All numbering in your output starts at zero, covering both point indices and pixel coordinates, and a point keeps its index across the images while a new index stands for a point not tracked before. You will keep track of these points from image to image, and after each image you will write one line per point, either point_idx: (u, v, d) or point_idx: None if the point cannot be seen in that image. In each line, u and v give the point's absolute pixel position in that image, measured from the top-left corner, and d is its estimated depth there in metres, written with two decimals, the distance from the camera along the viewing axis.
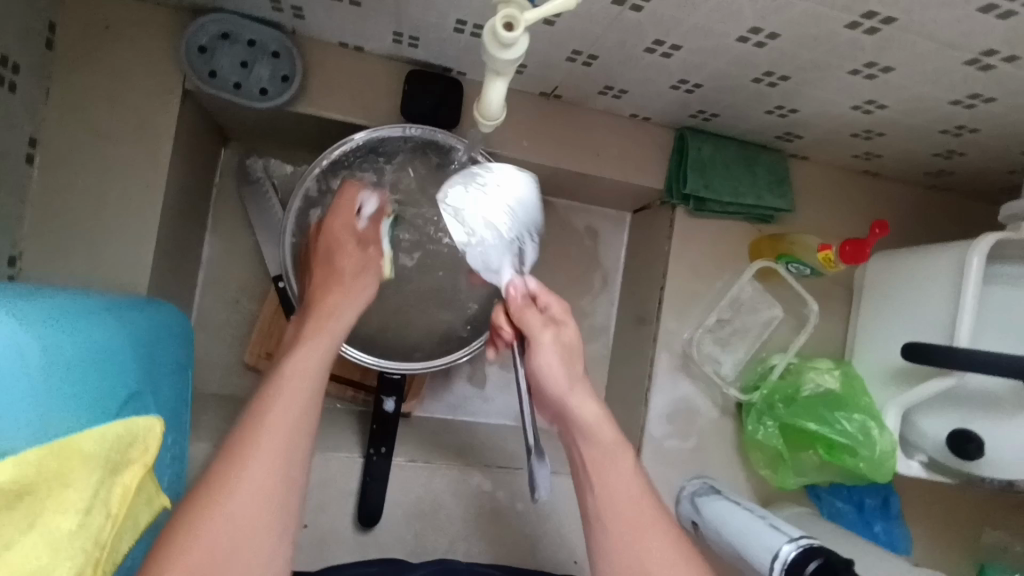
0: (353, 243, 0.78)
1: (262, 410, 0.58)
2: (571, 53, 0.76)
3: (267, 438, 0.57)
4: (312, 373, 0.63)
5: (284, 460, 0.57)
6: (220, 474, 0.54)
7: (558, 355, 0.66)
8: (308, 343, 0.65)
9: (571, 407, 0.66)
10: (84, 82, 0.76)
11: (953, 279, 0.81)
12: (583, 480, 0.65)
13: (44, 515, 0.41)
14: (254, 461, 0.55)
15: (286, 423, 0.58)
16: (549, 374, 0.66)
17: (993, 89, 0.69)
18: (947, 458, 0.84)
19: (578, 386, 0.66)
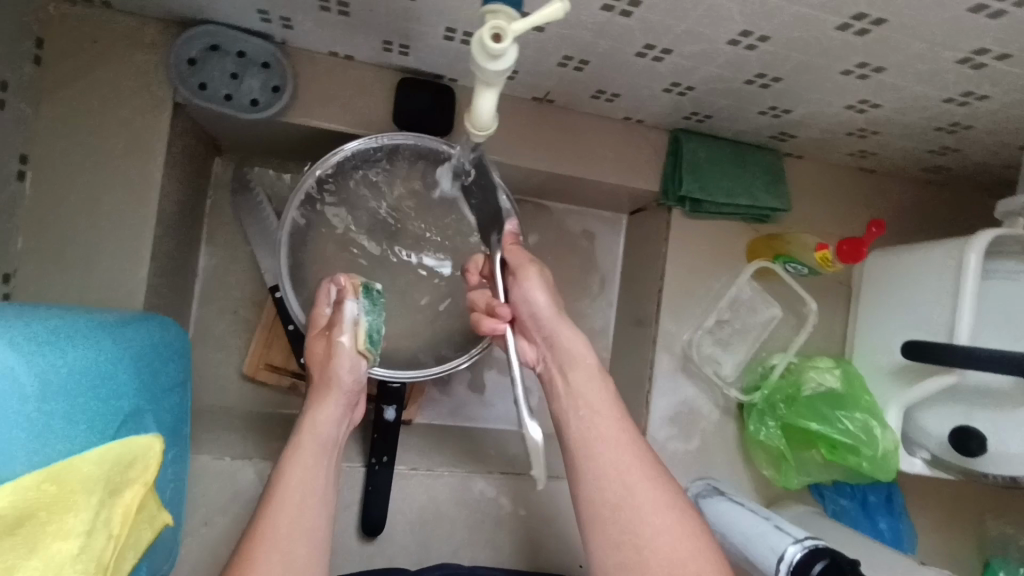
0: (323, 335, 0.76)
1: (269, 505, 0.64)
2: (562, 59, 0.76)
3: (275, 533, 0.62)
4: (307, 469, 0.67)
5: (293, 548, 0.62)
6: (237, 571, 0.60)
7: (543, 286, 0.73)
8: (294, 461, 0.67)
9: (558, 336, 0.73)
10: (75, 99, 0.75)
11: (952, 276, 0.81)
12: (565, 405, 0.71)
13: (45, 540, 0.41)
14: (264, 556, 0.60)
15: (291, 515, 0.63)
16: (537, 308, 0.73)
17: (986, 86, 0.69)
18: (948, 454, 0.84)
19: (561, 321, 0.73)
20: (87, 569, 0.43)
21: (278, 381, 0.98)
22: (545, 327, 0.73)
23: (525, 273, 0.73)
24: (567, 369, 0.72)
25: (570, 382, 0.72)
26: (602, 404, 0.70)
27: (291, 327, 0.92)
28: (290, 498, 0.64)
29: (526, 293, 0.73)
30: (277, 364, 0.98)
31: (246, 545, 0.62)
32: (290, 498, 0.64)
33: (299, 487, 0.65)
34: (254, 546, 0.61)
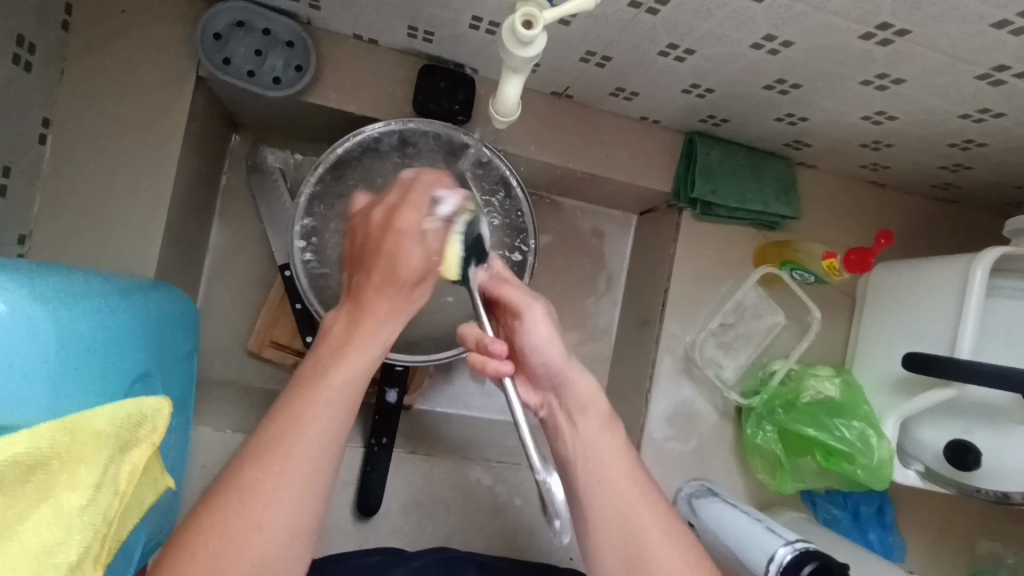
0: (415, 241, 0.63)
1: (303, 404, 0.56)
2: (584, 54, 0.76)
3: (307, 439, 0.55)
4: (353, 379, 0.59)
5: (322, 461, 0.55)
6: (258, 468, 0.53)
7: (552, 324, 0.65)
8: (307, 412, 0.56)
9: (569, 380, 0.65)
10: (100, 66, 0.76)
11: (957, 291, 0.82)
12: (568, 456, 0.64)
13: (55, 489, 0.42)
14: (292, 461, 0.53)
15: (326, 424, 0.56)
16: (542, 347, 0.65)
17: (1002, 104, 0.70)
18: (943, 467, 0.85)
19: (572, 360, 0.65)
20: (92, 523, 0.43)
21: (282, 360, 0.99)
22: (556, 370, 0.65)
23: (532, 311, 0.64)
24: (576, 417, 0.65)
25: (580, 429, 0.64)
26: (612, 453, 0.63)
27: (299, 305, 0.93)
28: (328, 406, 0.56)
29: (529, 335, 0.65)
30: (283, 342, 0.98)
31: (230, 484, 0.52)
32: (328, 406, 0.56)
33: (340, 393, 0.57)
34: (280, 446, 0.54)
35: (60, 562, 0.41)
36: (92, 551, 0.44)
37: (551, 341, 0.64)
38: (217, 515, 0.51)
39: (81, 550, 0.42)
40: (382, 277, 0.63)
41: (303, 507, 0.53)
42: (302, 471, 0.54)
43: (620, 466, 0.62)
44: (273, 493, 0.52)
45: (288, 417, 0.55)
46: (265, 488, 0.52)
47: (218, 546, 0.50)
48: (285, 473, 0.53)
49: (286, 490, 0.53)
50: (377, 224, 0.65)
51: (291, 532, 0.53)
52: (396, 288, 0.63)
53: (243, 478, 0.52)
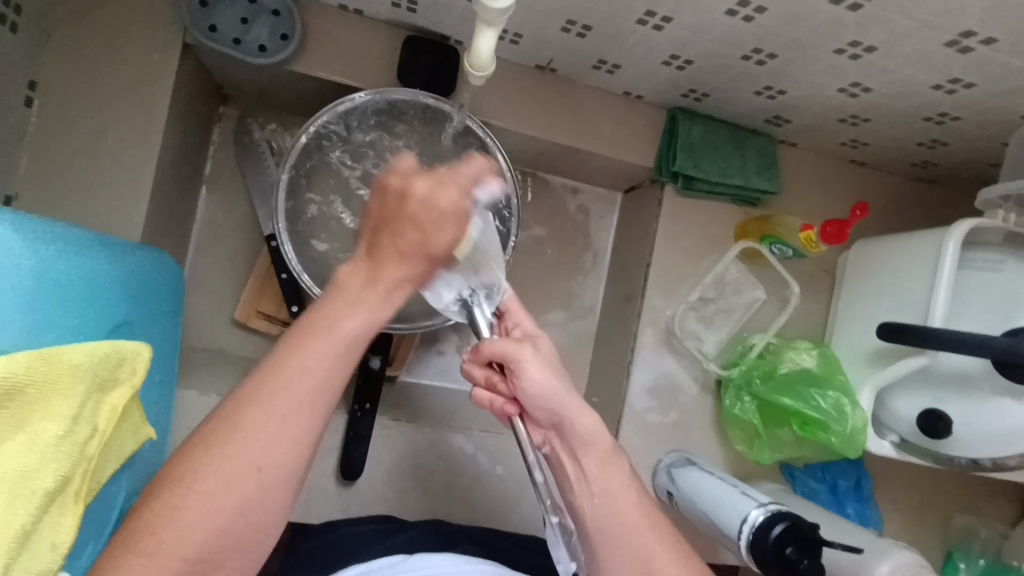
0: (450, 226, 0.60)
1: (297, 350, 0.56)
2: (565, 23, 0.77)
3: (296, 388, 0.55)
4: (356, 329, 0.58)
5: (309, 410, 0.56)
6: (244, 411, 0.54)
7: (543, 365, 0.61)
8: (298, 360, 0.56)
9: (568, 420, 0.62)
10: (85, 30, 0.77)
11: (931, 262, 0.83)
12: (576, 493, 0.63)
13: (32, 419, 0.43)
14: (278, 408, 0.54)
15: (318, 375, 0.56)
16: (542, 390, 0.60)
17: (972, 73, 0.71)
18: (917, 436, 0.86)
19: (576, 397, 0.62)
20: (69, 454, 0.44)
21: (268, 329, 0.99)
22: (555, 414, 0.61)
23: (518, 358, 0.60)
24: (579, 455, 0.62)
25: (584, 465, 0.62)
26: (620, 484, 0.62)
27: (284, 276, 0.94)
28: (320, 354, 0.56)
29: (523, 381, 0.60)
30: (268, 312, 0.99)
31: (219, 424, 0.54)
32: (322, 356, 0.56)
33: (333, 344, 0.57)
34: (271, 389, 0.55)
35: (37, 487, 0.42)
36: (71, 483, 0.45)
37: (547, 382, 0.61)
38: (204, 451, 0.53)
39: (58, 479, 0.43)
40: (409, 249, 0.59)
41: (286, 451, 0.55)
42: (290, 419, 0.55)
43: (603, 477, 0.62)
44: (252, 436, 0.53)
45: (280, 364, 0.56)
46: (251, 431, 0.53)
47: (197, 481, 0.52)
48: (273, 418, 0.54)
49: (272, 433, 0.54)
50: (400, 190, 0.58)
51: (272, 470, 0.54)
52: (419, 259, 0.60)
53: (231, 416, 0.54)
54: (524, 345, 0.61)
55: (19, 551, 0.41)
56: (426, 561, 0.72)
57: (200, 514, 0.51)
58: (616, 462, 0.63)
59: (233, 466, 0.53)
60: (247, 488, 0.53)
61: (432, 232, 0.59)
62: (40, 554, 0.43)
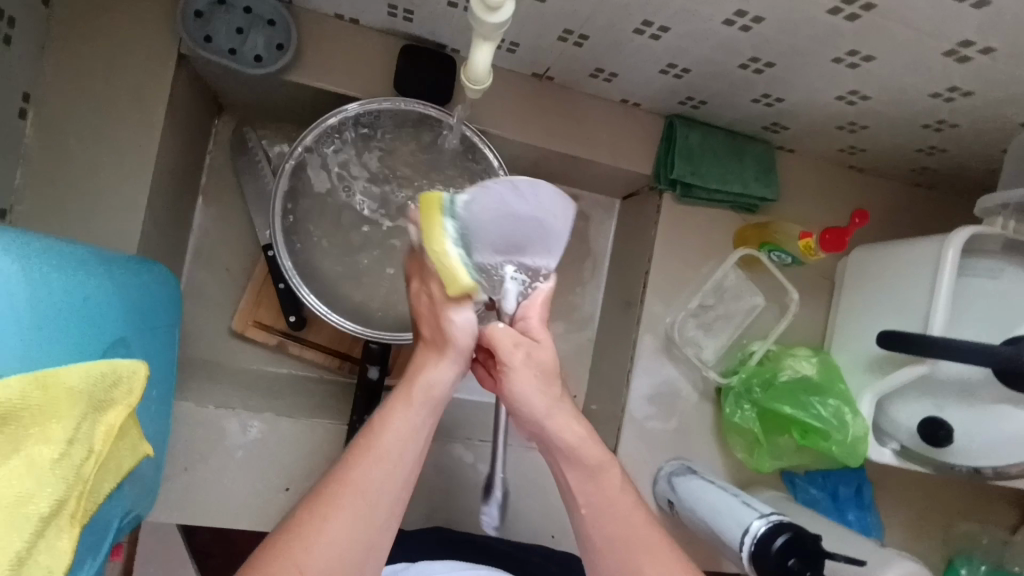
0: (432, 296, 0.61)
1: (355, 465, 0.55)
2: (563, 32, 0.77)
3: (353, 501, 0.54)
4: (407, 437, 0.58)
5: (377, 507, 0.54)
6: (318, 508, 0.53)
7: (530, 373, 0.60)
8: (359, 470, 0.55)
9: (550, 435, 0.61)
10: (80, 42, 0.76)
11: (931, 270, 0.83)
12: (570, 500, 0.62)
13: (26, 442, 0.42)
14: (349, 506, 0.53)
15: (374, 483, 0.55)
16: (525, 399, 0.60)
17: (971, 81, 0.71)
18: (918, 444, 0.86)
19: (559, 410, 0.61)
20: (64, 477, 0.44)
21: (267, 340, 0.98)
22: (534, 423, 0.61)
23: (507, 359, 0.59)
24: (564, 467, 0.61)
25: (569, 479, 0.61)
26: (620, 496, 0.61)
27: (282, 286, 0.94)
28: (394, 442, 0.57)
29: (510, 382, 0.60)
30: (267, 322, 0.98)
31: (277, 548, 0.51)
32: (380, 467, 0.55)
33: (390, 454, 0.56)
34: (343, 483, 0.54)
35: (31, 513, 0.41)
36: (66, 507, 0.45)
37: (533, 394, 0.60)
38: (275, 555, 0.51)
39: (53, 503, 0.43)
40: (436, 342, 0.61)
41: (351, 559, 0.53)
42: (358, 519, 0.53)
43: (587, 491, 0.60)
44: (315, 553, 0.51)
45: (351, 458, 0.56)
46: (323, 530, 0.52)
47: None
48: (344, 515, 0.53)
49: (340, 533, 0.52)
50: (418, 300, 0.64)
51: None
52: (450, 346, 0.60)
53: (306, 512, 0.53)
54: (518, 350, 0.60)
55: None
56: (425, 567, 0.73)
57: None
58: (597, 479, 0.61)
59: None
60: None
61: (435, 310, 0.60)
62: None
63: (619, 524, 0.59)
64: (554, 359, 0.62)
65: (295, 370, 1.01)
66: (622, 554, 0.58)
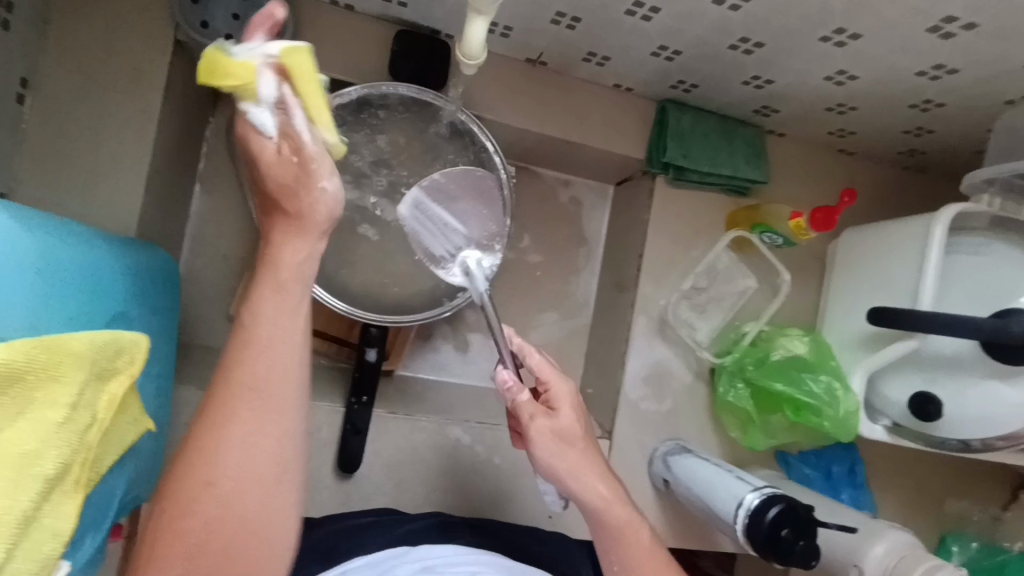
0: (292, 160, 0.51)
1: (243, 352, 0.54)
2: (555, 15, 0.78)
3: (253, 380, 0.54)
4: (291, 312, 0.56)
5: (281, 384, 0.55)
6: (220, 402, 0.54)
7: (547, 437, 0.63)
8: (254, 351, 0.55)
9: (574, 494, 0.63)
10: (77, 28, 0.77)
11: (919, 247, 0.84)
12: (605, 545, 0.64)
13: (33, 405, 0.43)
14: (251, 391, 0.54)
15: (270, 360, 0.55)
16: (546, 461, 0.63)
17: (956, 59, 0.73)
18: (910, 420, 0.87)
19: (582, 470, 0.63)
20: (69, 440, 0.45)
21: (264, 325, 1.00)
22: (562, 484, 0.63)
23: (524, 425, 0.64)
24: (598, 529, 0.64)
25: (603, 534, 0.64)
26: (637, 545, 0.63)
27: None
28: (275, 322, 0.55)
29: (531, 447, 0.64)
30: None
31: (191, 446, 0.53)
32: (271, 345, 0.55)
33: (276, 332, 0.55)
34: (231, 387, 0.54)
35: (39, 473, 0.42)
36: (71, 470, 0.46)
37: (558, 457, 0.63)
38: (186, 474, 0.52)
39: (59, 465, 0.44)
40: (295, 213, 0.54)
41: (276, 440, 0.55)
42: (264, 407, 0.54)
43: (615, 549, 0.63)
44: (242, 438, 0.53)
45: (237, 352, 0.55)
46: (235, 427, 0.53)
47: (190, 511, 0.51)
48: (247, 413, 0.54)
49: (252, 429, 0.54)
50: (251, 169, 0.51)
51: (267, 462, 0.54)
52: (303, 215, 0.54)
53: (208, 417, 0.54)
54: (536, 417, 0.63)
55: (23, 536, 0.42)
56: (425, 550, 0.74)
57: (207, 525, 0.52)
58: (621, 541, 0.63)
59: (226, 467, 0.53)
60: (254, 484, 0.54)
61: (274, 167, 0.51)
62: (41, 540, 0.43)
63: (634, 557, 0.63)
64: (574, 423, 0.65)
65: None
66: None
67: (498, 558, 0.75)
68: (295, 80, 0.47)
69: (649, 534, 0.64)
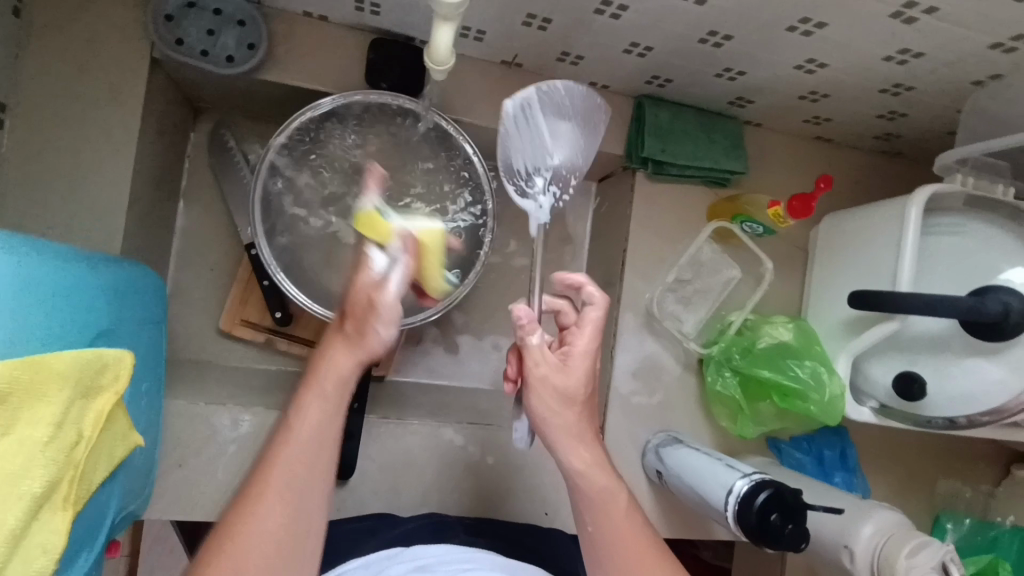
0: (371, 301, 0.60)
1: (276, 452, 0.59)
2: (526, 17, 0.79)
3: (280, 481, 0.58)
4: (322, 420, 0.61)
5: (302, 488, 0.59)
6: (248, 497, 0.58)
7: (550, 394, 0.63)
8: (282, 454, 0.59)
9: (559, 455, 0.64)
10: (51, 49, 0.77)
11: (897, 230, 0.85)
12: (579, 516, 0.66)
13: (17, 425, 0.43)
14: (275, 491, 0.58)
15: (295, 463, 0.59)
16: (541, 414, 0.63)
17: (921, 42, 0.74)
18: (896, 401, 0.88)
19: (574, 435, 0.64)
20: (55, 457, 0.46)
21: (253, 337, 1.01)
22: (550, 441, 0.64)
23: (531, 370, 0.62)
24: (582, 506, 0.65)
25: (580, 503, 0.65)
26: (625, 520, 0.64)
27: (266, 282, 0.96)
28: (308, 429, 0.60)
29: (530, 396, 0.63)
30: (253, 320, 1.00)
31: (218, 535, 0.57)
32: (300, 449, 0.60)
33: (307, 436, 0.60)
34: (264, 474, 0.59)
35: (25, 492, 0.43)
36: (59, 488, 0.47)
37: (553, 415, 0.63)
38: (210, 546, 0.56)
39: (45, 484, 0.44)
40: (352, 336, 0.61)
41: (287, 537, 0.58)
42: (285, 503, 0.58)
43: (596, 523, 0.64)
44: (258, 531, 0.57)
45: (272, 451, 0.60)
46: (254, 521, 0.57)
47: None
48: (269, 504, 0.58)
49: (268, 522, 0.57)
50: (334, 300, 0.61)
51: (277, 561, 0.57)
52: (353, 337, 0.61)
53: (235, 508, 0.58)
54: (546, 366, 0.62)
55: (11, 555, 0.42)
56: (420, 550, 0.75)
57: None
58: (602, 506, 0.64)
59: (236, 563, 0.56)
60: None
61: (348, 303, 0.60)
62: (31, 557, 0.44)
63: (612, 539, 0.64)
64: (580, 387, 0.63)
65: (286, 366, 1.05)
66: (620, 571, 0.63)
67: (494, 557, 0.75)
68: (424, 250, 0.69)
69: (628, 503, 0.65)
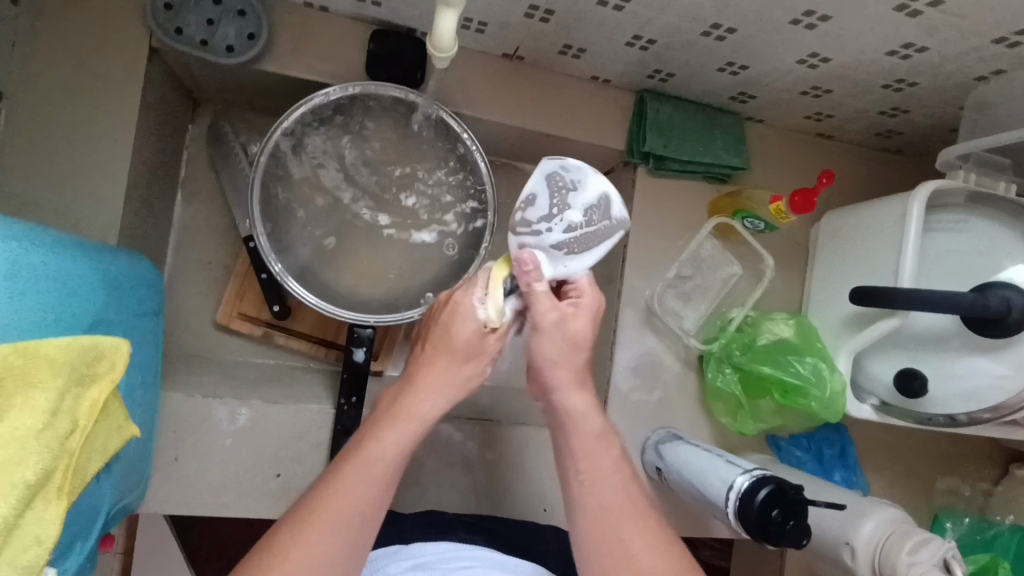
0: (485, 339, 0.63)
1: (342, 475, 0.58)
2: (529, 8, 0.78)
3: (342, 504, 0.57)
4: (397, 448, 0.61)
5: (358, 520, 0.57)
6: (304, 518, 0.56)
7: (554, 339, 0.62)
8: (351, 476, 0.58)
9: (560, 396, 0.65)
10: (49, 37, 0.76)
11: (899, 226, 0.85)
12: (569, 471, 0.65)
13: (9, 412, 0.42)
14: (332, 516, 0.56)
15: (360, 490, 0.58)
16: (541, 354, 0.63)
17: (923, 37, 0.73)
18: (897, 399, 0.88)
19: (573, 376, 0.64)
20: (50, 446, 0.45)
21: (251, 331, 1.00)
22: (547, 376, 0.65)
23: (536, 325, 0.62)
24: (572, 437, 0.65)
25: (575, 444, 0.65)
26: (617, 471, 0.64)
27: (263, 276, 0.96)
28: (383, 453, 0.60)
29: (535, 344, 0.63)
30: (250, 313, 1.00)
31: (268, 550, 0.55)
32: (366, 475, 0.58)
33: (379, 462, 0.59)
34: (324, 499, 0.57)
35: (19, 480, 0.42)
36: (53, 478, 0.46)
37: (558, 353, 0.63)
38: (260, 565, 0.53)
39: (40, 472, 0.44)
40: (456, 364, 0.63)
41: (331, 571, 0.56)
42: (334, 535, 0.56)
43: (591, 462, 0.64)
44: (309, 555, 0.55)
45: (336, 474, 0.58)
46: (309, 542, 0.55)
47: None
48: (322, 533, 0.55)
49: (322, 547, 0.55)
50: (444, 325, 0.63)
51: None
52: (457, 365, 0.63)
53: (291, 529, 0.56)
54: (552, 313, 0.61)
55: (2, 542, 0.42)
56: (417, 548, 0.74)
57: None
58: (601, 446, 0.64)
59: None
60: None
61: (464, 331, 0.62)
62: (23, 546, 0.43)
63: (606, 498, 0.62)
64: (586, 335, 0.64)
65: (281, 361, 1.04)
66: (622, 542, 0.61)
67: (492, 554, 0.74)
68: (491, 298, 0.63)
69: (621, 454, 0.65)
